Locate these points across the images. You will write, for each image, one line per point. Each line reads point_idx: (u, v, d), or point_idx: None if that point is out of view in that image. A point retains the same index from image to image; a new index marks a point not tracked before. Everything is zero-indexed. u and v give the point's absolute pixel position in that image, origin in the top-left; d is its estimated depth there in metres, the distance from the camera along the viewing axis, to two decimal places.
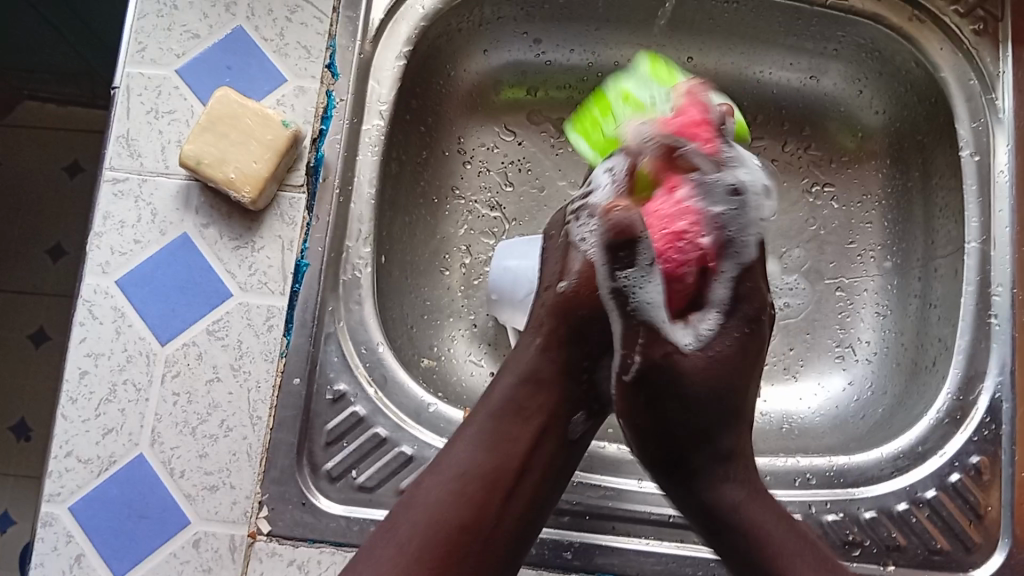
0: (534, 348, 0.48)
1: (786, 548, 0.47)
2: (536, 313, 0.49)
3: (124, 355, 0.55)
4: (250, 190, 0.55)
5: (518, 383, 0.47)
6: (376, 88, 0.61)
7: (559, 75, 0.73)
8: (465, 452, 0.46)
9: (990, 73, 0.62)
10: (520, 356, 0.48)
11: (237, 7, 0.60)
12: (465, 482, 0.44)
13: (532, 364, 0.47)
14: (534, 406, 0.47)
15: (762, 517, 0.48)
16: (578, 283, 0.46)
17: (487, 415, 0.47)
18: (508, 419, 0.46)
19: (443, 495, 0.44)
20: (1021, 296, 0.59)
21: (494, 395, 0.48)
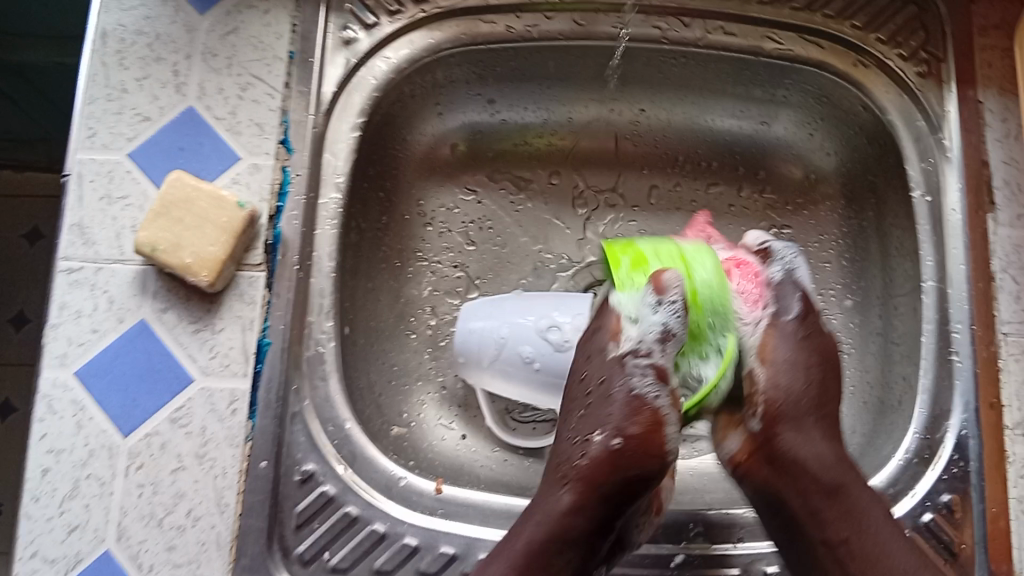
0: (562, 505, 0.47)
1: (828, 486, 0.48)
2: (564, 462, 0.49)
3: (86, 449, 0.54)
4: (207, 272, 0.54)
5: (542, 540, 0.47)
6: (332, 161, 0.61)
7: (513, 133, 0.73)
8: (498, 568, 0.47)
9: (937, 117, 0.63)
10: (557, 504, 0.48)
11: (187, 87, 0.60)
12: None
13: (565, 510, 0.47)
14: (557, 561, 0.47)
15: (797, 444, 0.49)
16: (640, 446, 0.46)
17: (516, 558, 0.47)
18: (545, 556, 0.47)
19: None
20: (980, 332, 0.60)
21: (517, 547, 0.47)
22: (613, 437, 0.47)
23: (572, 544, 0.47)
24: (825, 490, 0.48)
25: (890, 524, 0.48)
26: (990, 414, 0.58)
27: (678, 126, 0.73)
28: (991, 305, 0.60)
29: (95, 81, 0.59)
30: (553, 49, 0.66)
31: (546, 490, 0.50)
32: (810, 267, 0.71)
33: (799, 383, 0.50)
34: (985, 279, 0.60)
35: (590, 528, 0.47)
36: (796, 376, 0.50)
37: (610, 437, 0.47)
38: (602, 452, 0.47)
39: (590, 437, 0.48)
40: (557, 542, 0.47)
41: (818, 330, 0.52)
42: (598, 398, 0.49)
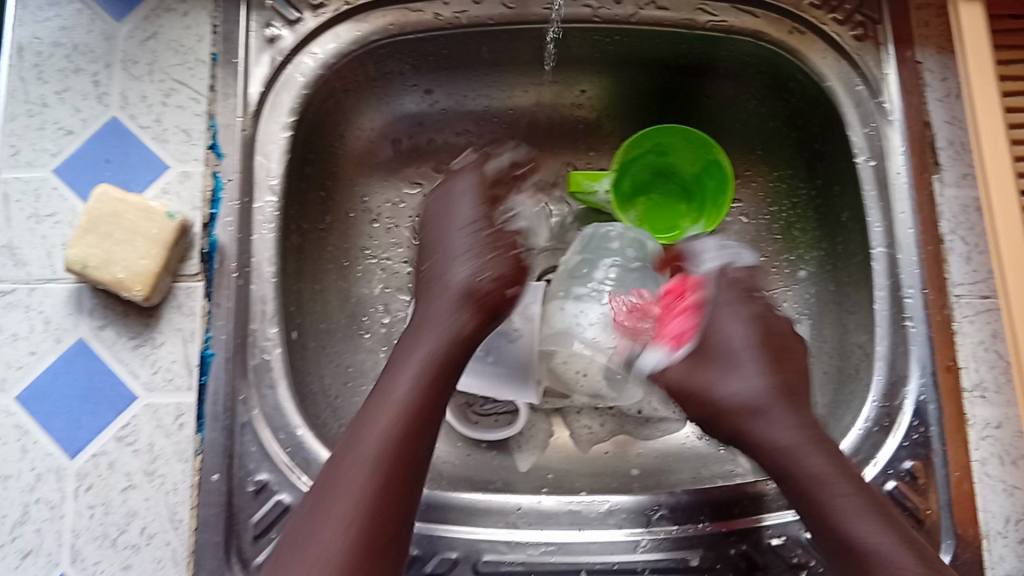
0: (464, 318, 0.51)
1: (820, 478, 0.47)
2: (422, 336, 0.50)
3: (34, 473, 0.53)
4: (141, 287, 0.53)
5: (385, 454, 0.45)
6: (265, 164, 0.59)
7: (455, 122, 0.72)
8: (375, 434, 0.46)
9: (876, 80, 0.63)
10: (422, 381, 0.48)
11: (109, 97, 0.58)
12: (376, 475, 0.44)
13: (440, 340, 0.50)
14: (404, 464, 0.45)
15: (772, 428, 0.50)
16: (511, 289, 0.53)
17: (390, 411, 0.47)
18: (407, 422, 0.46)
19: (354, 476, 0.44)
20: (932, 295, 0.60)
21: (363, 457, 0.45)
22: (503, 287, 0.52)
23: (433, 404, 0.48)
24: (805, 488, 0.47)
25: (872, 515, 0.45)
26: (947, 377, 0.58)
27: (619, 106, 0.73)
28: (941, 268, 0.60)
29: (15, 98, 0.58)
30: (486, 33, 0.64)
31: (402, 348, 0.51)
32: (761, 241, 0.72)
33: (759, 381, 0.51)
34: (934, 242, 0.60)
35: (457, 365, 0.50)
36: (756, 381, 0.51)
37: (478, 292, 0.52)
38: (469, 300, 0.51)
39: (463, 293, 0.51)
40: (430, 392, 0.48)
41: (772, 320, 0.55)
42: (484, 227, 0.54)
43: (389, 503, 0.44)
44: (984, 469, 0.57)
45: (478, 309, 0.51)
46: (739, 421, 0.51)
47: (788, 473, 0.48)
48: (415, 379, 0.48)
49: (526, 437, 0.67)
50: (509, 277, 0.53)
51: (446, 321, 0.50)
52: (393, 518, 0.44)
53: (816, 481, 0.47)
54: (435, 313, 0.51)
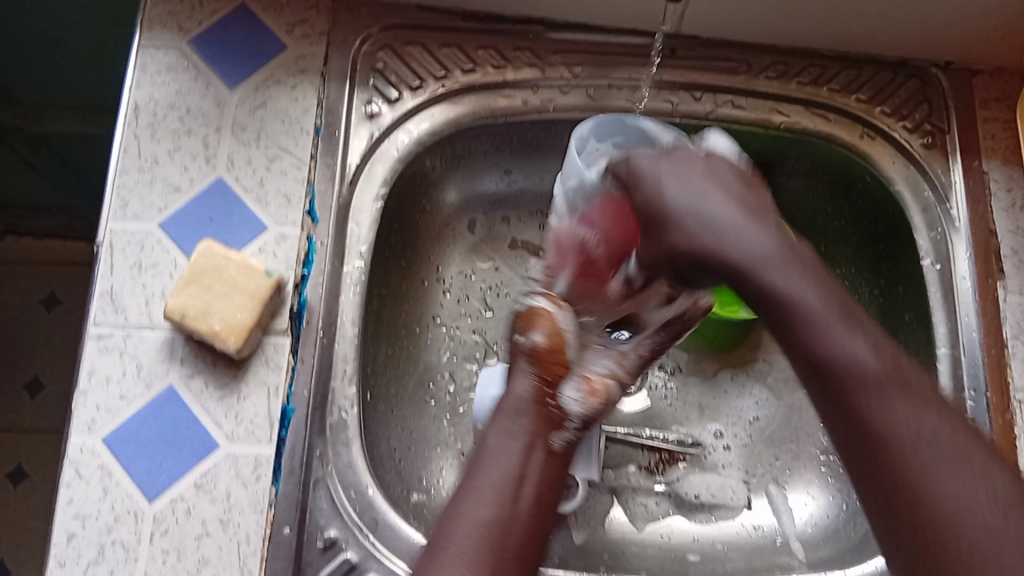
0: (526, 394, 0.54)
1: (870, 382, 0.43)
2: (483, 448, 0.52)
3: (112, 515, 0.54)
4: (234, 339, 0.55)
5: (490, 523, 0.47)
6: (356, 230, 0.62)
7: (530, 201, 0.75)
8: (501, 464, 0.50)
9: (945, 185, 0.65)
10: (506, 446, 0.51)
11: (217, 159, 0.61)
12: (504, 491, 0.49)
13: (520, 402, 0.54)
14: (521, 509, 0.49)
15: (839, 346, 0.44)
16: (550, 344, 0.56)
17: (508, 452, 0.51)
18: (515, 457, 0.51)
19: (484, 508, 0.48)
20: (994, 400, 0.60)
21: (469, 523, 0.47)
22: (525, 343, 0.56)
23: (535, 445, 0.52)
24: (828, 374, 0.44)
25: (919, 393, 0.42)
26: None
27: None
28: (1004, 372, 0.61)
29: (127, 154, 0.61)
30: (570, 121, 0.68)
31: (490, 431, 0.53)
32: None
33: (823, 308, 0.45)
34: (997, 345, 0.62)
35: (548, 421, 0.53)
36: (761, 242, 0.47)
37: (535, 401, 0.54)
38: (530, 388, 0.54)
39: (521, 411, 0.53)
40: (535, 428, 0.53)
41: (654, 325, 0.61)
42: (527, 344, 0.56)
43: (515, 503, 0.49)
44: None
45: (537, 375, 0.55)
46: (796, 321, 0.46)
47: (869, 434, 0.42)
48: (511, 447, 0.51)
49: (584, 511, 0.67)
50: (547, 327, 0.56)
51: (509, 440, 0.52)
52: (518, 518, 0.48)
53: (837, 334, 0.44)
54: (498, 427, 0.53)
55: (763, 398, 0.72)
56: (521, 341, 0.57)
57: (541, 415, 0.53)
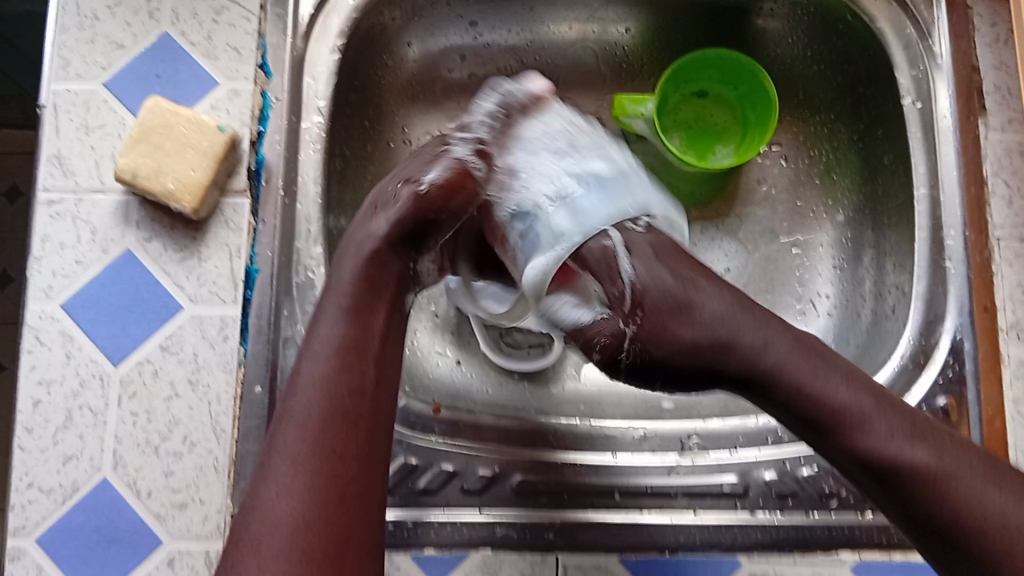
0: (376, 231, 0.47)
1: (882, 446, 0.41)
2: (337, 288, 0.45)
3: (77, 379, 0.53)
4: (190, 198, 0.53)
5: (343, 386, 0.41)
6: (312, 85, 0.59)
7: (498, 56, 0.72)
8: (331, 326, 0.43)
9: (927, 22, 0.63)
10: (357, 304, 0.44)
11: (160, 13, 0.58)
12: (347, 373, 0.42)
13: (371, 242, 0.47)
14: (372, 379, 0.42)
15: (886, 431, 0.41)
16: (445, 192, 0.48)
17: (349, 321, 0.44)
18: (364, 316, 0.44)
19: (324, 372, 0.41)
20: (973, 237, 0.60)
21: (306, 384, 0.41)
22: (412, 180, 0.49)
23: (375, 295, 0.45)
24: (880, 470, 0.41)
25: (885, 417, 0.41)
26: (985, 317, 0.58)
27: (664, 39, 0.73)
28: (983, 211, 0.60)
29: (66, 10, 0.58)
30: None
31: (334, 276, 0.46)
32: (800, 184, 0.72)
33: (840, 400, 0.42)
34: (978, 184, 0.60)
35: (403, 267, 0.48)
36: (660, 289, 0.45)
37: (397, 251, 0.47)
38: (395, 229, 0.47)
39: (375, 256, 0.46)
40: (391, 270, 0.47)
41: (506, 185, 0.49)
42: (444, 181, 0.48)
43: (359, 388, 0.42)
44: (1016, 409, 0.57)
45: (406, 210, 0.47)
46: (806, 376, 0.42)
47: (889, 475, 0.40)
48: (365, 301, 0.45)
49: (560, 362, 0.67)
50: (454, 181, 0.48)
51: (374, 296, 0.45)
52: (370, 388, 0.42)
53: (867, 413, 0.41)
54: (346, 272, 0.46)
55: (733, 249, 0.71)
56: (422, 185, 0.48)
57: (396, 272, 0.47)
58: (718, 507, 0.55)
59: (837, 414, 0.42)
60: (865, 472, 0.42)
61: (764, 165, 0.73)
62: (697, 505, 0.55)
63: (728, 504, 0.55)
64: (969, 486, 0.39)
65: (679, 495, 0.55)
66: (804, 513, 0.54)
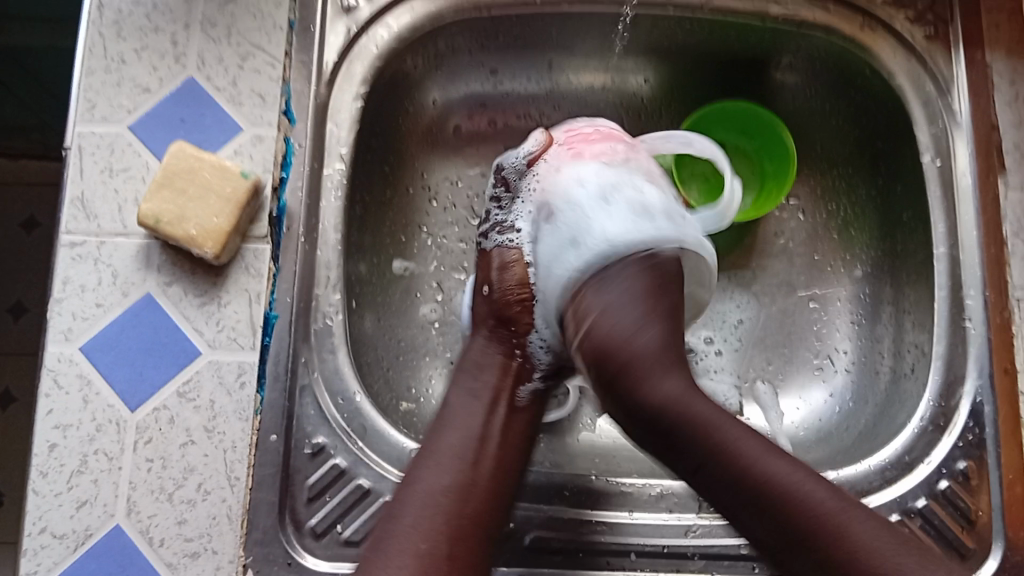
0: (477, 338, 0.54)
1: (738, 436, 0.43)
2: (447, 406, 0.50)
3: (93, 424, 0.53)
4: (212, 244, 0.53)
5: (451, 489, 0.45)
6: (335, 132, 0.60)
7: (518, 104, 0.72)
8: (450, 432, 0.48)
9: (945, 79, 0.63)
10: (466, 407, 0.49)
11: (187, 58, 0.58)
12: (452, 503, 0.44)
13: (483, 354, 0.53)
14: (485, 489, 0.46)
15: (692, 403, 0.44)
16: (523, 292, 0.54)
17: (456, 458, 0.46)
18: (479, 426, 0.49)
19: (436, 499, 0.44)
20: (992, 298, 0.60)
21: (424, 493, 0.45)
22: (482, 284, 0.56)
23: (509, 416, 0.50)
24: (729, 462, 0.42)
25: (742, 426, 0.44)
26: (1004, 379, 0.58)
27: (682, 90, 0.73)
28: (1003, 270, 0.60)
29: (94, 53, 0.58)
30: (557, 16, 0.65)
31: (449, 390, 0.52)
32: (818, 238, 0.72)
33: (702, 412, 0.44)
34: (997, 244, 0.60)
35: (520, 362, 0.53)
36: (620, 292, 0.49)
37: (498, 351, 0.53)
38: (489, 338, 0.54)
39: (483, 366, 0.52)
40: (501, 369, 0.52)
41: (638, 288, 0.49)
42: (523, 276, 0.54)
43: (464, 501, 0.45)
44: None
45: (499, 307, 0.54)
46: (705, 427, 0.43)
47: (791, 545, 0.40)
48: (473, 407, 0.49)
49: (576, 413, 0.67)
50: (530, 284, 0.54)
51: (472, 398, 0.50)
52: (478, 502, 0.45)
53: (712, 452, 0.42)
54: (459, 386, 0.51)
55: (745, 301, 0.71)
56: (488, 290, 0.55)
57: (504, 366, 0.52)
58: (736, 568, 0.55)
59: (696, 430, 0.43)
60: (689, 458, 0.44)
61: (781, 218, 0.73)
62: (714, 568, 0.55)
63: (745, 566, 0.55)
64: (823, 503, 0.40)
65: (696, 556, 0.55)
66: None
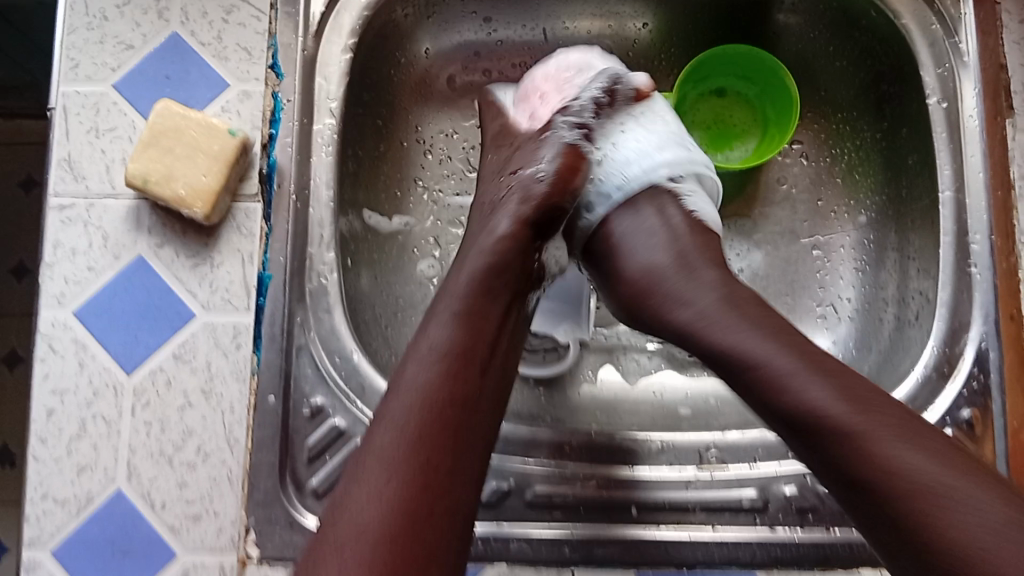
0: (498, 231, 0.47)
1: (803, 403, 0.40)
2: (456, 286, 0.45)
3: (90, 389, 0.52)
4: (201, 204, 0.52)
5: (443, 393, 0.41)
6: (324, 86, 0.58)
7: (512, 53, 0.71)
8: (442, 329, 0.43)
9: (951, 18, 0.61)
10: (465, 304, 0.44)
11: (170, 12, 0.57)
12: (434, 411, 0.40)
13: (496, 235, 0.47)
14: (472, 387, 0.42)
15: (747, 349, 0.42)
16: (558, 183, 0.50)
17: (447, 353, 0.42)
18: (469, 322, 0.44)
19: (417, 405, 0.40)
20: (999, 242, 0.58)
21: (408, 390, 0.41)
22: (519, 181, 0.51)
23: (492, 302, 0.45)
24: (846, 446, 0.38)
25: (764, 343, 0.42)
26: (1010, 326, 0.58)
27: (683, 35, 0.71)
28: (1010, 215, 0.58)
29: (75, 10, 0.56)
30: None
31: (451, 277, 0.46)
32: (821, 184, 0.71)
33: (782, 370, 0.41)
34: (1004, 186, 0.59)
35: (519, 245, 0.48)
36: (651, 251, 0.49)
37: (517, 249, 0.47)
38: (517, 235, 0.47)
39: (494, 249, 0.46)
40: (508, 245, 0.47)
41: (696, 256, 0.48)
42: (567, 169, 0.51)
43: (460, 405, 0.41)
44: None
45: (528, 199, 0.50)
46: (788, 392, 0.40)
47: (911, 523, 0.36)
48: (468, 297, 0.44)
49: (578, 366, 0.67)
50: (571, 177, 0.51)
51: (474, 284, 0.45)
52: (469, 402, 0.41)
53: (859, 438, 0.38)
54: (470, 266, 0.46)
55: (745, 250, 0.70)
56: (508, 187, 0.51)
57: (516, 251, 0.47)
58: (737, 521, 0.55)
59: (771, 378, 0.41)
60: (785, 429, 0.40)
61: (784, 163, 0.72)
62: (715, 520, 0.55)
63: (746, 518, 0.55)
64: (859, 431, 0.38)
65: (697, 509, 0.55)
66: (824, 528, 0.54)
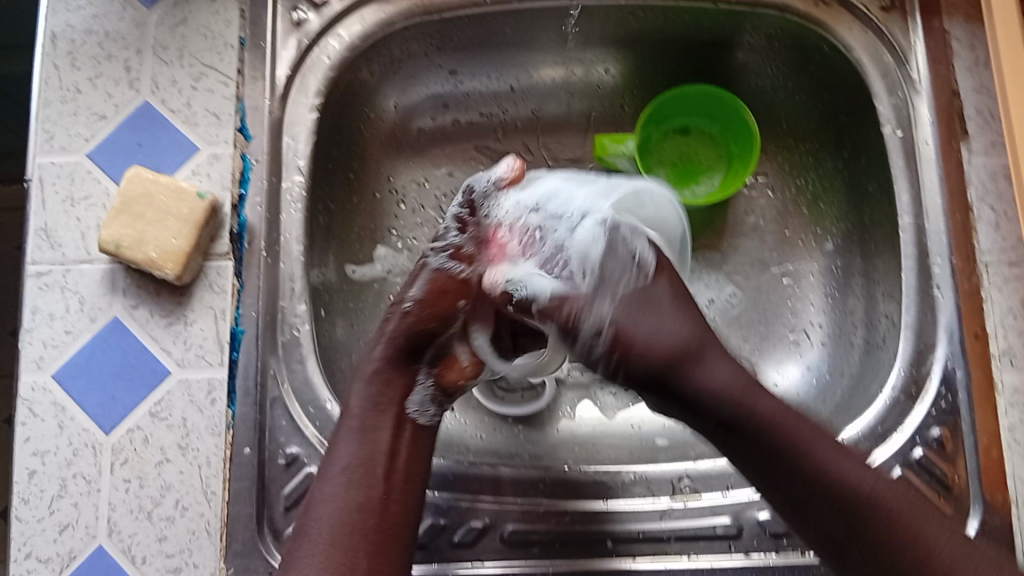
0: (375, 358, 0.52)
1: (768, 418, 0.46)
2: (350, 411, 0.50)
3: (70, 449, 0.54)
4: (172, 266, 0.54)
5: (360, 506, 0.46)
6: (292, 145, 0.60)
7: (479, 103, 0.73)
8: (348, 446, 0.49)
9: (901, 47, 0.62)
10: (371, 425, 0.49)
11: (140, 83, 0.59)
12: (354, 521, 0.46)
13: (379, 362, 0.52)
14: (380, 493, 0.47)
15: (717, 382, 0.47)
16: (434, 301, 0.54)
17: (361, 470, 0.47)
18: (385, 443, 0.49)
19: (336, 512, 0.46)
20: (960, 264, 0.59)
21: (331, 496, 0.47)
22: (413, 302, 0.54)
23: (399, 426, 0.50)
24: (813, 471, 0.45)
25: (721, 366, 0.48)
26: (975, 344, 0.58)
27: (643, 76, 0.73)
28: (969, 238, 0.60)
29: (49, 85, 0.59)
30: (508, 13, 0.65)
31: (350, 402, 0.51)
32: (787, 214, 0.72)
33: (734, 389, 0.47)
34: (962, 210, 0.60)
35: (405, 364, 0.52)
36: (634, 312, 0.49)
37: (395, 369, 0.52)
38: (389, 358, 0.52)
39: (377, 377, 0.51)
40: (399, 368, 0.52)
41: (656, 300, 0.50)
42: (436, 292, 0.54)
43: (375, 512, 0.46)
44: (1013, 437, 0.57)
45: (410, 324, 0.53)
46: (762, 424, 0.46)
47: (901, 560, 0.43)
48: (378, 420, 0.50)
49: (555, 401, 0.68)
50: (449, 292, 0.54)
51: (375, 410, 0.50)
52: (386, 503, 0.47)
53: (868, 498, 0.44)
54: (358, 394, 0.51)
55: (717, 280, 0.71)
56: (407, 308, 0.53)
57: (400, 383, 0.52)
58: (713, 549, 0.55)
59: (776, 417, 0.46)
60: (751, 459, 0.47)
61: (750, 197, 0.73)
62: (690, 550, 0.55)
63: (722, 545, 0.55)
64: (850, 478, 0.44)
65: (672, 539, 0.56)
66: (799, 551, 0.55)
